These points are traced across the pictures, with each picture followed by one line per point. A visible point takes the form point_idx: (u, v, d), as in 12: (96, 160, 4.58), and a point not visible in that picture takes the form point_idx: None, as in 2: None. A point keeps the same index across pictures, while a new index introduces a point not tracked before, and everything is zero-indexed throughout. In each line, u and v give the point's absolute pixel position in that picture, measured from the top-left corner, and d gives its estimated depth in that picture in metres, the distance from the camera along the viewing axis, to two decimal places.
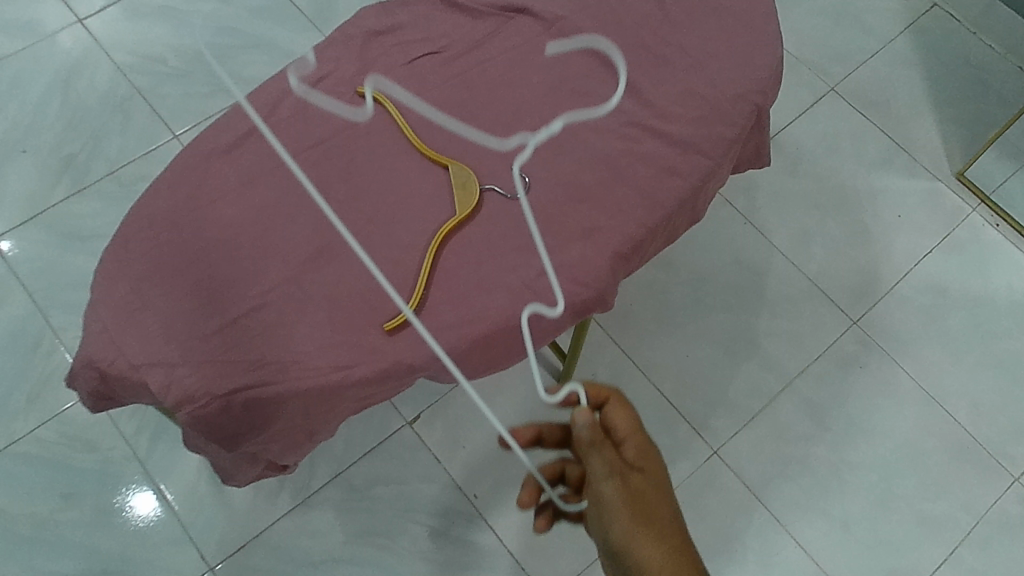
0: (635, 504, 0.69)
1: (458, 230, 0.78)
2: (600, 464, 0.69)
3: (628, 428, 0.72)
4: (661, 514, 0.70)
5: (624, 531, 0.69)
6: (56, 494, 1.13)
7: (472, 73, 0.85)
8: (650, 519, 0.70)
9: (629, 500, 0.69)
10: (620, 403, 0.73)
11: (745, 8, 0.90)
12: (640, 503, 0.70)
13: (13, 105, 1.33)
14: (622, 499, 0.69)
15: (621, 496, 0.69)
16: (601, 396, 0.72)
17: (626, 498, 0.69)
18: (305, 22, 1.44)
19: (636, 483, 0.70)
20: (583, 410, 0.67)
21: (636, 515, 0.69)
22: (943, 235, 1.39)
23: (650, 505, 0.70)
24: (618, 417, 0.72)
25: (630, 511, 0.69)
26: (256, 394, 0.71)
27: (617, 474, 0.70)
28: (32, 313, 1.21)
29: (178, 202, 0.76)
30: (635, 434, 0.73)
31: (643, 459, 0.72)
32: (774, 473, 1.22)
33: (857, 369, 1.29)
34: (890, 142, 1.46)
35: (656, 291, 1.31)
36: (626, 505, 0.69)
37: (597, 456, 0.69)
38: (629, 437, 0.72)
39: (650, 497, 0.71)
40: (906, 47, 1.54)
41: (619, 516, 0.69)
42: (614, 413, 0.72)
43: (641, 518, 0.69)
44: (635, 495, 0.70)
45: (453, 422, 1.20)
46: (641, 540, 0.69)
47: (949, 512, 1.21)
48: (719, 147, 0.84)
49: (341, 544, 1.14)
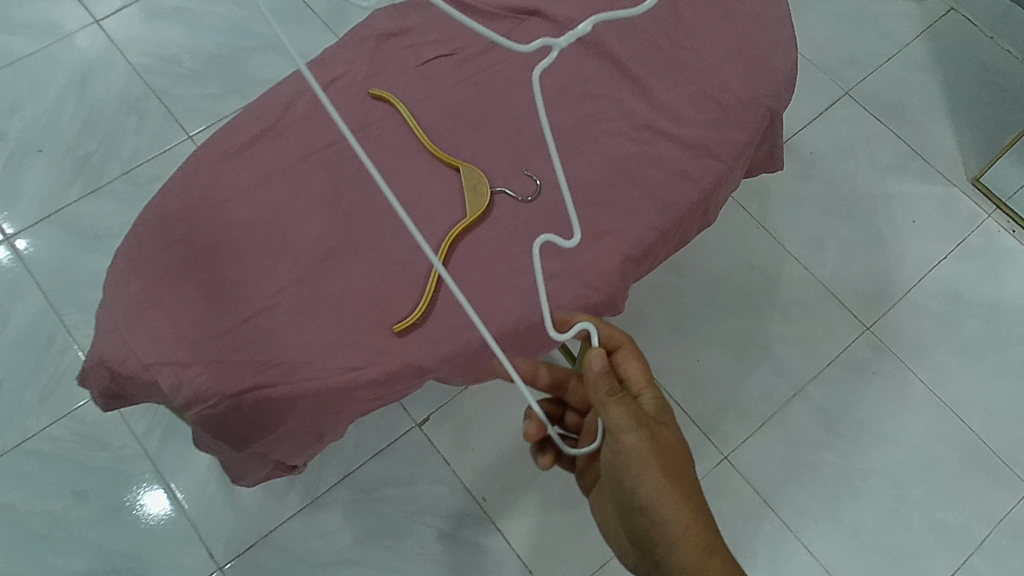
0: (663, 455, 0.69)
1: (469, 232, 0.78)
2: (624, 413, 0.69)
3: (642, 380, 0.75)
4: (684, 466, 0.71)
5: (652, 485, 0.69)
6: (68, 492, 1.14)
7: (483, 75, 0.85)
8: (676, 470, 0.69)
9: (656, 451, 0.69)
10: (633, 354, 0.75)
11: (759, 11, 0.89)
12: (666, 457, 0.69)
13: (30, 105, 1.34)
14: (649, 450, 0.69)
15: (648, 448, 0.69)
16: (613, 347, 0.76)
17: (654, 450, 0.69)
18: (319, 23, 1.45)
19: (660, 435, 0.71)
20: (598, 352, 0.70)
21: (664, 466, 0.69)
22: (959, 240, 1.38)
23: (675, 457, 0.70)
24: (632, 369, 0.75)
25: (658, 462, 0.69)
26: (266, 393, 0.71)
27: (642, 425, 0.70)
28: (47, 312, 1.22)
29: (191, 202, 0.77)
30: (649, 387, 0.75)
31: (661, 415, 0.74)
32: (785, 479, 1.21)
33: (869, 375, 1.28)
34: (905, 146, 1.45)
35: (668, 295, 1.30)
36: (653, 456, 0.69)
37: (619, 405, 0.69)
38: (643, 391, 0.75)
39: (674, 449, 0.71)
40: (921, 51, 1.53)
41: (649, 468, 0.69)
42: (630, 365, 0.75)
43: (669, 471, 0.69)
44: (661, 447, 0.70)
45: (463, 424, 1.20)
46: (670, 491, 0.69)
47: (960, 521, 1.20)
48: (731, 151, 0.84)
49: (350, 545, 1.14)
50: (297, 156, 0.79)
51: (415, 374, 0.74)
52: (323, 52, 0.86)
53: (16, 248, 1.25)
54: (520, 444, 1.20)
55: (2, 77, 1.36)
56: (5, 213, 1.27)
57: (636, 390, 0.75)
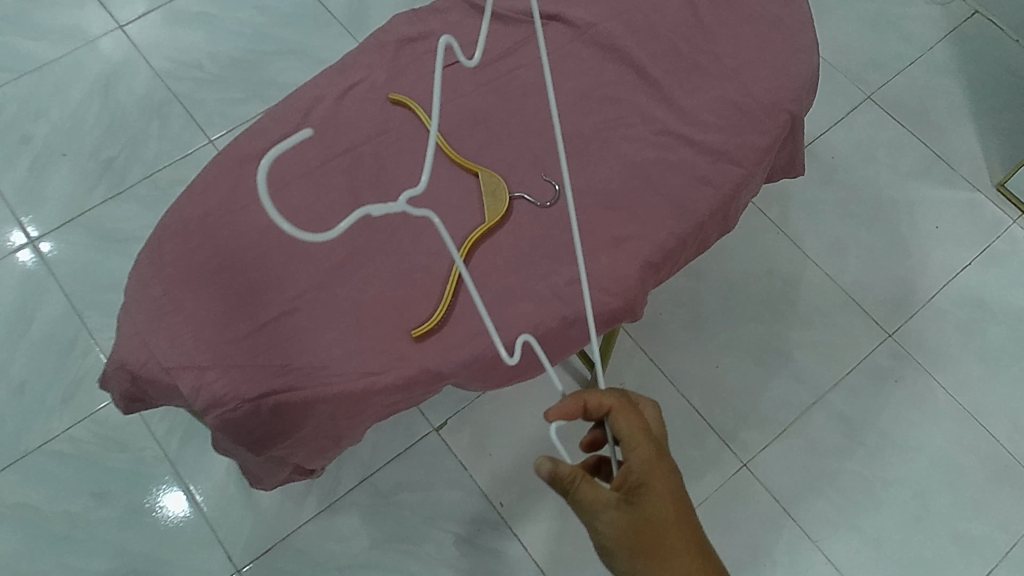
0: (634, 537, 0.67)
1: (488, 237, 0.78)
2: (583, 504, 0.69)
3: (633, 441, 0.69)
4: (669, 543, 0.67)
5: (629, 566, 0.68)
6: (89, 493, 1.15)
7: (503, 80, 0.85)
8: (653, 548, 0.67)
9: (628, 538, 0.67)
10: (622, 414, 0.70)
11: (780, 15, 0.89)
12: (639, 537, 0.67)
13: (54, 110, 1.36)
14: (617, 534, 0.68)
15: (618, 533, 0.68)
16: (604, 409, 0.70)
17: (625, 537, 0.67)
18: (339, 28, 1.46)
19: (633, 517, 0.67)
20: (545, 459, 0.69)
21: (636, 549, 0.67)
22: (983, 246, 1.36)
23: (656, 536, 0.67)
24: (624, 427, 0.69)
25: (629, 547, 0.67)
26: (284, 399, 0.71)
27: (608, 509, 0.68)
28: (69, 313, 1.24)
29: (211, 207, 0.77)
30: (639, 449, 0.68)
31: (647, 485, 0.68)
32: (804, 488, 1.20)
33: (891, 383, 1.26)
34: (929, 151, 1.43)
35: (687, 300, 1.30)
36: (625, 542, 0.68)
37: (577, 497, 0.69)
38: (632, 454, 0.68)
39: (655, 528, 0.67)
40: (945, 54, 1.52)
41: (621, 552, 0.68)
42: (619, 425, 0.70)
43: (644, 553, 0.67)
44: (633, 531, 0.67)
45: (482, 429, 1.20)
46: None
47: (985, 532, 1.18)
48: (753, 156, 0.83)
49: (367, 549, 1.14)
50: (316, 161, 0.79)
51: (433, 379, 0.74)
52: (343, 57, 0.87)
53: (40, 250, 1.27)
54: (537, 450, 1.19)
55: (26, 83, 1.37)
56: (30, 216, 1.29)
57: (627, 452, 0.69)
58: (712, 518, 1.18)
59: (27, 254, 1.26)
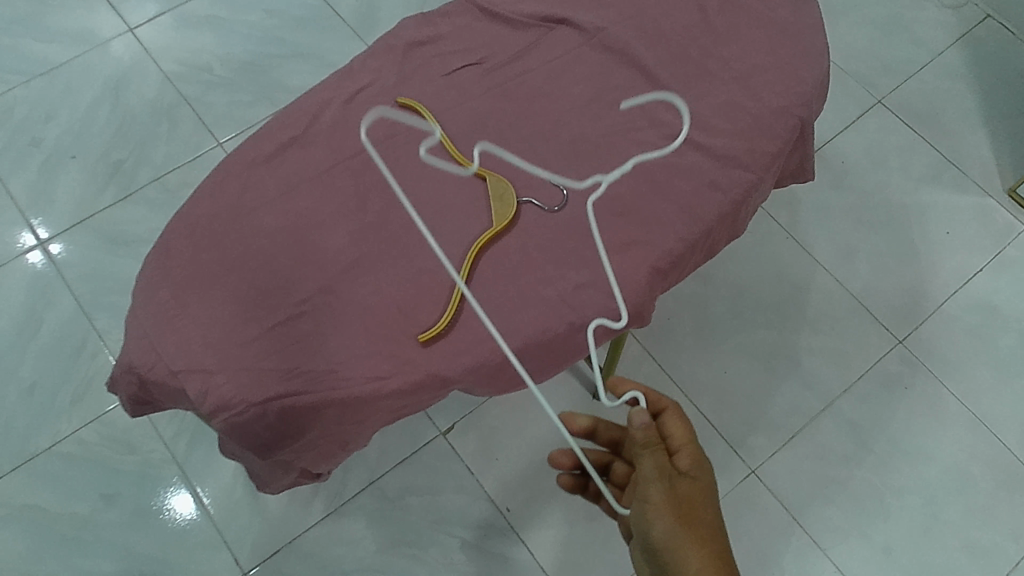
0: (682, 504, 0.71)
1: (494, 242, 0.78)
2: (651, 466, 0.72)
3: (681, 436, 0.76)
4: (704, 523, 0.70)
5: (668, 528, 0.70)
6: (97, 495, 1.15)
7: (512, 84, 0.85)
8: (696, 516, 0.70)
9: (678, 504, 0.70)
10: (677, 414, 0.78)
11: (789, 21, 0.89)
12: (687, 504, 0.71)
13: (64, 112, 1.37)
14: (666, 498, 0.71)
15: (669, 498, 0.71)
16: (660, 406, 0.78)
17: (675, 502, 0.71)
18: (349, 31, 1.46)
19: (682, 492, 0.71)
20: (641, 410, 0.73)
21: (679, 513, 0.70)
22: (994, 252, 1.35)
23: (698, 510, 0.71)
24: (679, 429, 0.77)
25: (675, 514, 0.70)
26: (291, 402, 0.70)
27: (666, 476, 0.72)
28: (78, 315, 1.24)
29: (219, 210, 0.78)
30: (691, 446, 0.76)
31: (696, 472, 0.74)
32: (814, 494, 1.19)
33: (901, 389, 1.25)
34: (939, 156, 1.42)
35: (696, 305, 1.29)
36: (671, 508, 0.70)
37: (649, 458, 0.72)
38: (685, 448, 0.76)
39: (698, 507, 0.71)
40: (956, 58, 1.51)
41: (662, 517, 0.70)
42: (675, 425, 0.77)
43: (687, 518, 0.70)
44: (681, 501, 0.71)
45: (488, 433, 1.20)
46: (683, 548, 0.69)
47: (995, 541, 1.17)
48: (761, 161, 0.83)
49: (373, 553, 1.14)
50: (324, 164, 0.80)
51: (440, 384, 0.74)
52: (352, 60, 0.87)
53: (49, 252, 1.27)
54: (544, 455, 1.19)
55: (37, 85, 1.38)
56: (40, 217, 1.29)
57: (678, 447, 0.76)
58: None
59: (37, 256, 1.27)
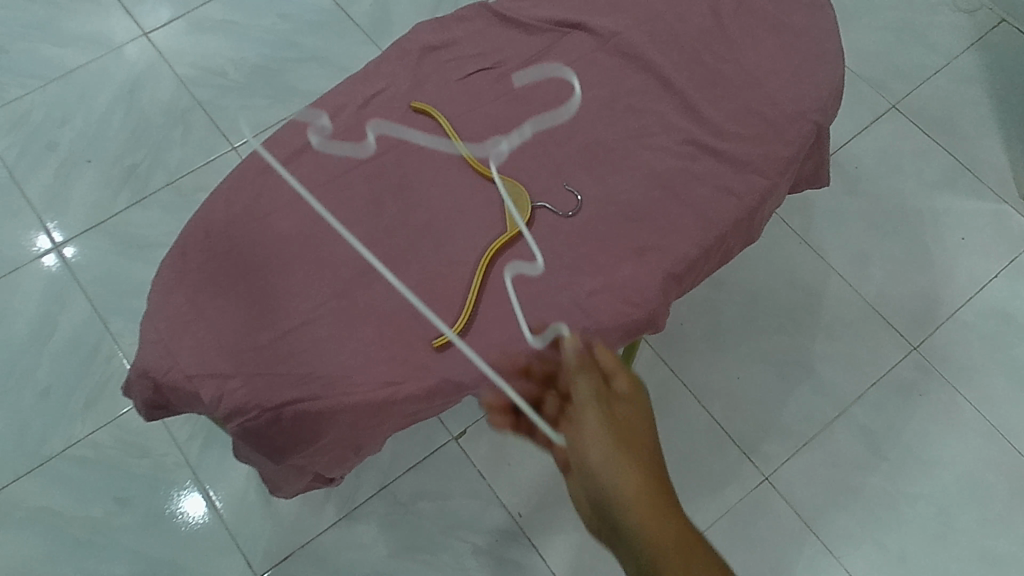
0: (619, 427, 0.64)
1: (509, 246, 0.77)
2: (587, 388, 0.65)
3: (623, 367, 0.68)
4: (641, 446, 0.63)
5: (601, 451, 0.63)
6: (111, 498, 1.15)
7: (526, 89, 0.85)
8: (634, 441, 0.63)
9: (614, 427, 0.64)
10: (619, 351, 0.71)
11: (805, 26, 0.89)
12: (624, 428, 0.64)
13: (79, 116, 1.37)
14: (601, 420, 0.64)
15: (605, 421, 0.64)
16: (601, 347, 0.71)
17: (612, 425, 0.64)
18: (362, 35, 1.47)
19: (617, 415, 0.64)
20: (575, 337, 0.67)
21: (615, 436, 0.63)
22: (1009, 258, 1.34)
23: (636, 437, 0.64)
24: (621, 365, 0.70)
25: (610, 436, 0.63)
26: (306, 408, 0.71)
27: (603, 399, 0.65)
28: (93, 318, 1.25)
29: (235, 214, 0.78)
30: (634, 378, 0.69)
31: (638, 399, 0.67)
32: (827, 502, 1.18)
33: (915, 397, 1.24)
34: (954, 161, 1.41)
35: (708, 311, 1.29)
36: (605, 430, 0.63)
37: (585, 380, 0.66)
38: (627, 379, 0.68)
39: (638, 432, 0.64)
40: (970, 63, 1.50)
41: (597, 439, 0.63)
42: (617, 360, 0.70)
43: (624, 440, 0.63)
44: (617, 424, 0.64)
45: (500, 439, 1.20)
46: (618, 471, 0.62)
47: (1011, 550, 1.16)
48: (777, 167, 0.83)
49: (385, 558, 1.14)
50: (338, 169, 0.80)
51: (454, 390, 0.74)
52: (367, 65, 0.87)
53: (64, 255, 1.28)
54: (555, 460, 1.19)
55: (53, 90, 1.39)
56: (55, 221, 1.30)
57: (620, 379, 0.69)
58: (733, 532, 1.16)
59: (51, 260, 1.28)
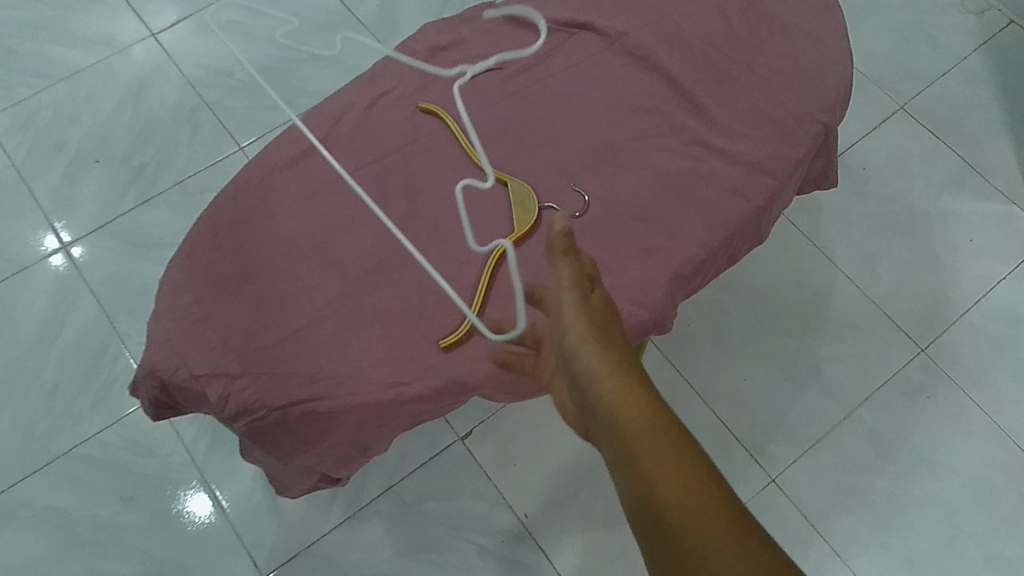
0: (595, 312, 0.62)
1: (517, 246, 0.77)
2: (568, 272, 0.64)
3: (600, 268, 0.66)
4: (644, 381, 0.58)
5: (578, 334, 0.60)
6: (117, 498, 1.16)
7: (533, 89, 0.85)
8: (610, 329, 0.61)
9: (591, 311, 0.62)
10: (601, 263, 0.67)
11: (813, 27, 0.89)
12: (600, 314, 0.62)
13: (87, 116, 1.38)
14: (578, 305, 0.62)
15: (582, 306, 0.62)
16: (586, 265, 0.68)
17: (589, 309, 0.61)
18: (369, 36, 1.47)
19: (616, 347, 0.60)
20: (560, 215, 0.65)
21: (592, 321, 0.61)
22: (1018, 260, 1.34)
23: (611, 325, 0.62)
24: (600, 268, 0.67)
25: (587, 319, 0.61)
26: (312, 407, 0.71)
27: (581, 286, 0.63)
28: (100, 318, 1.25)
29: (243, 214, 0.78)
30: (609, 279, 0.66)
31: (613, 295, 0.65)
32: (834, 504, 1.18)
33: (923, 399, 1.24)
34: (962, 163, 1.41)
35: (715, 312, 1.29)
36: (582, 313, 0.61)
37: (565, 264, 0.64)
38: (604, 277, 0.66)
39: (613, 322, 0.62)
40: (979, 64, 1.49)
41: (575, 322, 0.61)
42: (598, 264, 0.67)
43: (600, 326, 0.61)
44: (595, 309, 0.62)
45: (506, 440, 1.20)
46: (616, 398, 0.57)
47: (1019, 553, 1.16)
48: (785, 167, 0.83)
49: (391, 558, 1.14)
50: (346, 169, 0.80)
51: (460, 390, 0.73)
52: (374, 65, 0.87)
53: (71, 255, 1.28)
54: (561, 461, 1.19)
55: (61, 90, 1.39)
56: (63, 220, 1.30)
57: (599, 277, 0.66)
58: None
59: (59, 260, 1.28)
